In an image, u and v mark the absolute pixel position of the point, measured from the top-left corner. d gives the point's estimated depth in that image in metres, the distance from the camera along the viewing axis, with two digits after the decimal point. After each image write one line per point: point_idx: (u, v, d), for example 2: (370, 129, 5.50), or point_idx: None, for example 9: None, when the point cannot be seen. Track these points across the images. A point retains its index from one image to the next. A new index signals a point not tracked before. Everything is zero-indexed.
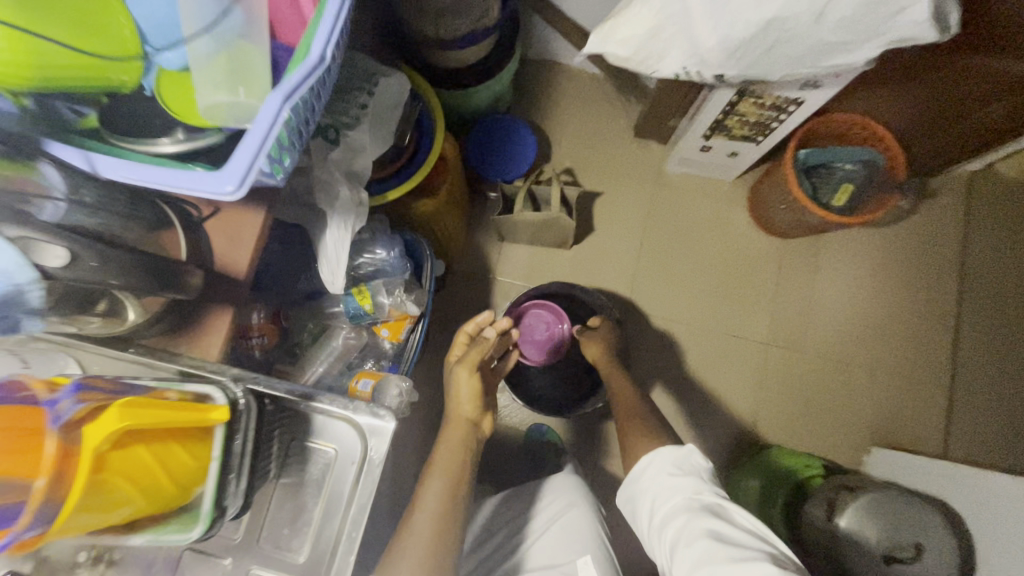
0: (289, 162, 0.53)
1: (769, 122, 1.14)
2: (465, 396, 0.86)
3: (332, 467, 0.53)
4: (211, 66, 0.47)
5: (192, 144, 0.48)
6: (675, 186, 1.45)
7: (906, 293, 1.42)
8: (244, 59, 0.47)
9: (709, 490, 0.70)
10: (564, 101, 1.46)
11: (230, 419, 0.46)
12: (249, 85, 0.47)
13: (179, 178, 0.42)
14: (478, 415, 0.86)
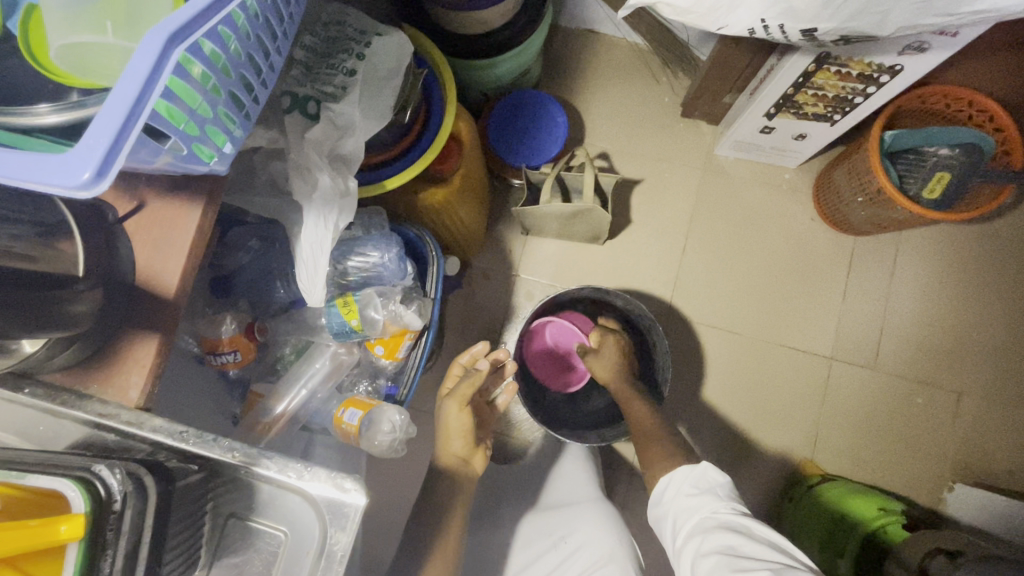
0: (224, 141, 0.38)
1: (852, 97, 0.94)
2: (453, 431, 0.76)
3: (281, 556, 0.39)
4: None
5: (76, 113, 0.33)
6: (727, 172, 1.25)
7: (1005, 301, 1.19)
8: None
9: (725, 504, 0.61)
10: (601, 74, 1.27)
11: (96, 527, 0.30)
12: (117, 18, 0.32)
13: (4, 159, 0.27)
14: (469, 451, 0.75)
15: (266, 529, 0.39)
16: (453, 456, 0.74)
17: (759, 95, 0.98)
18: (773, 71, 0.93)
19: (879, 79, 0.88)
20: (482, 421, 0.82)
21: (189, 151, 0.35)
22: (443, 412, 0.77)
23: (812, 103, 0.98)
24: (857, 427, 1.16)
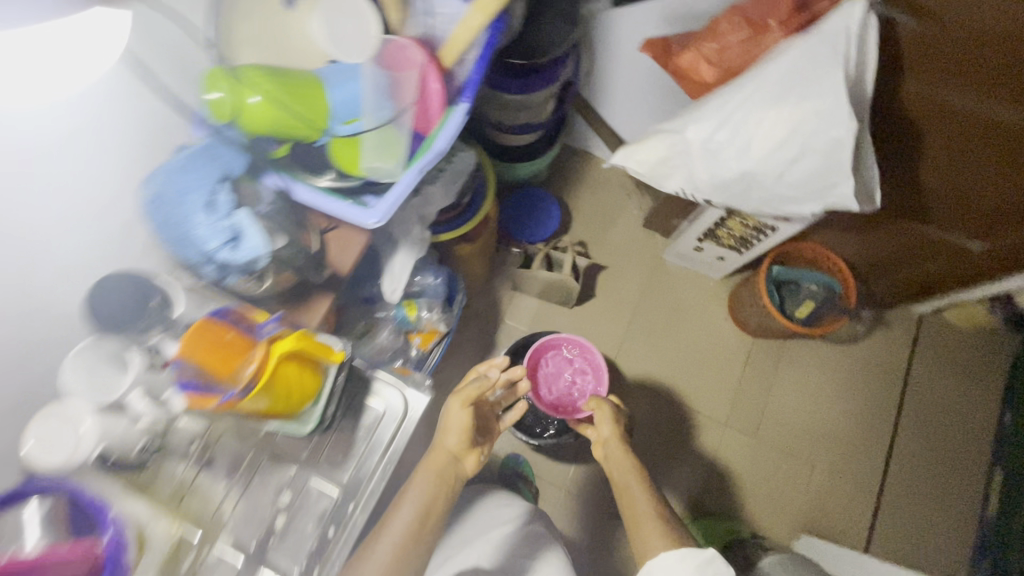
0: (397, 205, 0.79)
1: (750, 239, 1.40)
2: (453, 426, 0.86)
3: (380, 420, 0.75)
4: (369, 141, 0.72)
5: (341, 184, 0.72)
6: (667, 274, 1.70)
7: (853, 402, 1.62)
8: (391, 140, 0.73)
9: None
10: (589, 186, 1.74)
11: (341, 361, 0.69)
12: (390, 158, 0.72)
13: (341, 209, 0.71)
14: (462, 450, 0.86)
15: (364, 410, 0.76)
16: (445, 453, 0.85)
17: (692, 225, 1.44)
18: (700, 212, 1.39)
19: (765, 232, 1.34)
20: (480, 424, 0.93)
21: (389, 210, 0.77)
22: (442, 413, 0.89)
23: (726, 237, 1.44)
24: (729, 483, 1.52)
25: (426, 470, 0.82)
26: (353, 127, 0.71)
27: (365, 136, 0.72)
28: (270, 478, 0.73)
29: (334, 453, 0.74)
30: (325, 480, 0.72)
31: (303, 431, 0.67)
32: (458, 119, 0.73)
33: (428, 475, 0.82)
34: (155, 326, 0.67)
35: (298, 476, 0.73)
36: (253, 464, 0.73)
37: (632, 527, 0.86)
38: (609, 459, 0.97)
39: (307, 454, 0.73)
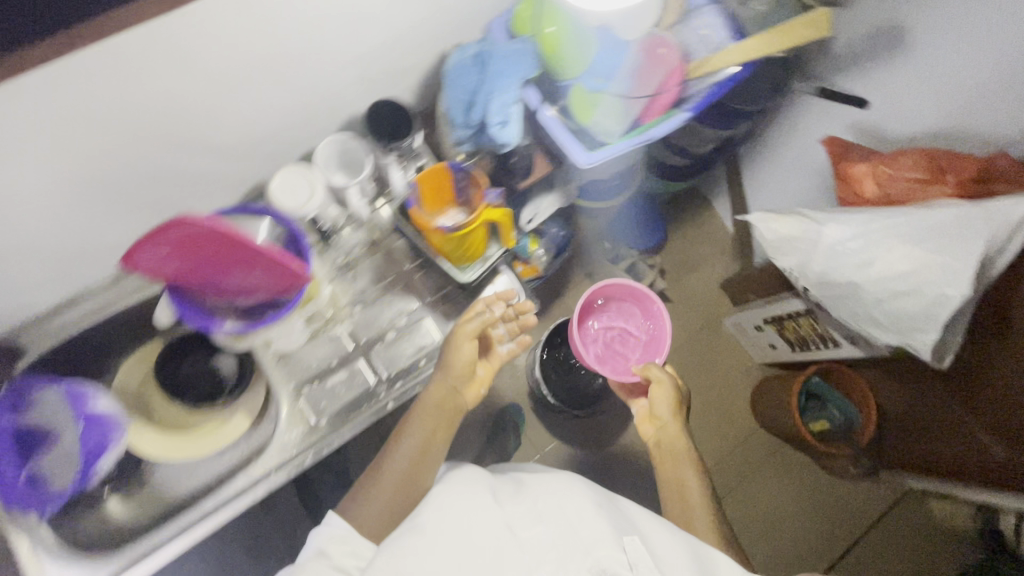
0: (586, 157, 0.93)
1: (810, 343, 1.48)
2: (459, 359, 0.79)
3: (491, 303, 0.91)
4: (602, 103, 0.84)
5: (564, 121, 0.86)
6: (716, 337, 1.82)
7: (811, 531, 1.66)
8: (619, 112, 0.84)
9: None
10: (694, 231, 1.85)
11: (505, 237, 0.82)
12: (611, 124, 0.84)
13: (564, 139, 0.86)
14: (463, 384, 0.81)
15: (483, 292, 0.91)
16: (445, 383, 0.80)
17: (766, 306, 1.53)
18: (779, 299, 1.48)
19: (827, 343, 1.42)
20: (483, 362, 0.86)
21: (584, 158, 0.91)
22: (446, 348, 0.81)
23: (789, 331, 1.52)
24: None
25: (429, 399, 0.79)
26: (597, 86, 0.84)
27: (601, 98, 0.84)
28: (389, 303, 0.91)
29: (446, 309, 0.91)
30: (431, 330, 0.90)
31: (460, 277, 0.82)
32: (682, 118, 0.85)
33: (423, 413, 0.78)
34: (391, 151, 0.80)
35: (417, 311, 0.90)
36: (386, 285, 0.91)
37: (690, 508, 0.77)
38: (660, 438, 0.87)
39: (430, 299, 0.91)
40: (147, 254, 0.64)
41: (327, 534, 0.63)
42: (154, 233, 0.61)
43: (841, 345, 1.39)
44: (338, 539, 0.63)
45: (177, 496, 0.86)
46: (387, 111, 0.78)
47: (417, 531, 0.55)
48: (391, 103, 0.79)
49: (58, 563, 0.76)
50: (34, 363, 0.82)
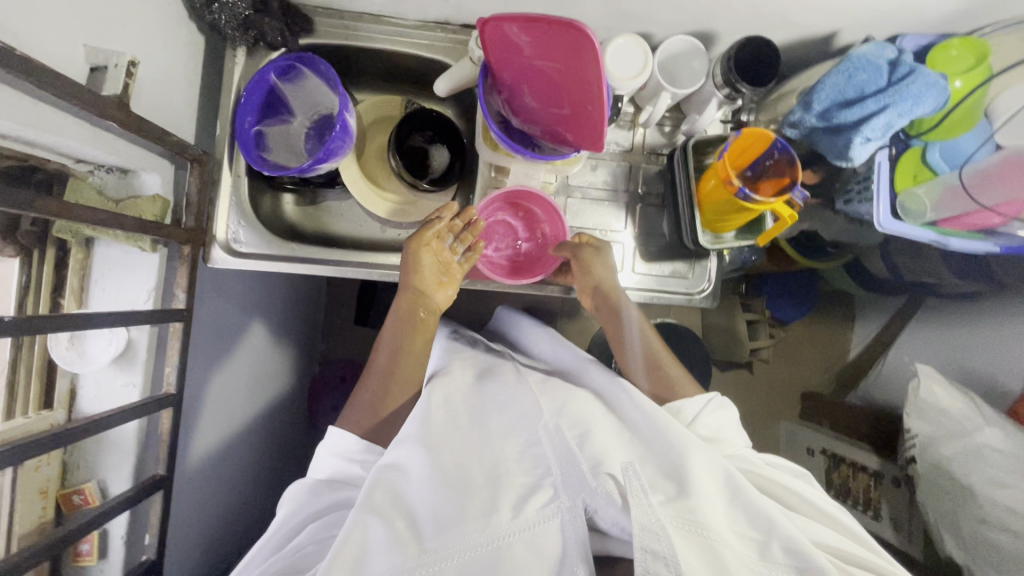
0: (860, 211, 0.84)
1: (850, 497, 1.44)
2: (429, 269, 0.80)
3: (680, 276, 0.89)
4: (933, 181, 0.77)
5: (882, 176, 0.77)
6: (767, 433, 1.71)
7: None
8: (938, 198, 0.78)
9: (783, 472, 0.73)
10: (822, 333, 1.68)
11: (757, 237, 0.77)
12: (923, 202, 0.79)
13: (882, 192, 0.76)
14: (436, 288, 0.82)
15: (689, 262, 0.89)
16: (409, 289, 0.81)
17: (840, 441, 1.49)
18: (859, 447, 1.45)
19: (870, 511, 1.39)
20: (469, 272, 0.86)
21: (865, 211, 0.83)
22: (409, 264, 0.80)
23: (839, 476, 1.47)
24: None
25: (399, 306, 0.81)
26: (942, 161, 0.76)
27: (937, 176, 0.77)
28: (607, 212, 0.88)
29: (640, 251, 0.89)
30: (625, 259, 0.88)
31: (688, 236, 0.78)
32: (990, 247, 0.78)
33: (395, 319, 0.81)
34: (726, 89, 0.74)
35: (620, 235, 0.88)
36: (607, 193, 0.88)
37: (650, 368, 0.86)
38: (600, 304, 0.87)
39: (633, 232, 0.88)
40: (499, 30, 0.63)
41: (333, 443, 0.72)
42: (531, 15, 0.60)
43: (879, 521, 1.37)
44: (346, 448, 0.71)
45: (332, 229, 0.91)
46: (759, 51, 0.72)
47: (406, 463, 0.63)
48: (770, 47, 0.71)
49: (241, 220, 0.81)
50: (311, 47, 0.84)
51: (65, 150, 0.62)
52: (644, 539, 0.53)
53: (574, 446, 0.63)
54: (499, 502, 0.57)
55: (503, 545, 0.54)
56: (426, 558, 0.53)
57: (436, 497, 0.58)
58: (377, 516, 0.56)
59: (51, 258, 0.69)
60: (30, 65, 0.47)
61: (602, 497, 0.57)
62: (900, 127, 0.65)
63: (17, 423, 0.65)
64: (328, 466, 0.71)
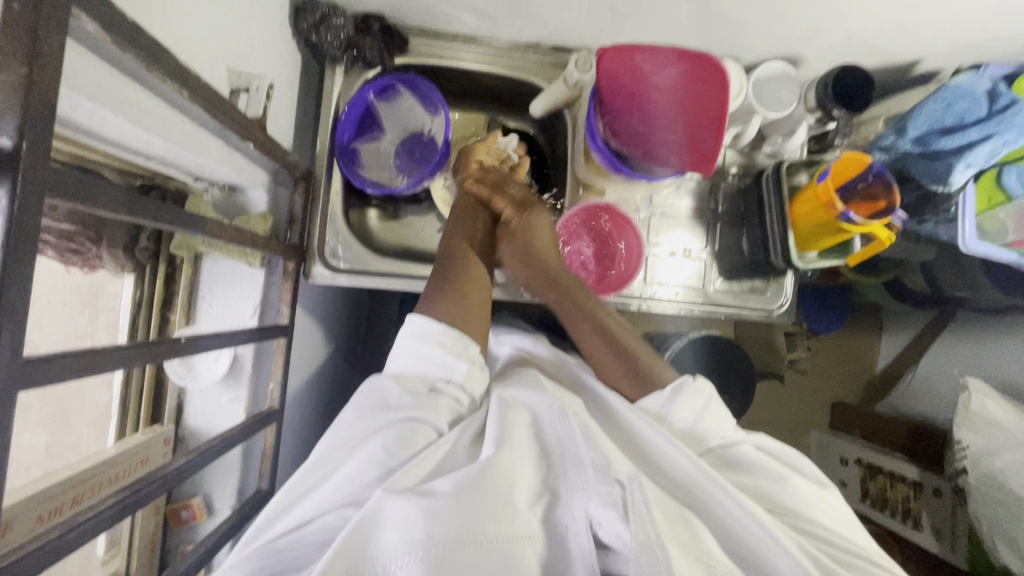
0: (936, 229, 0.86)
1: (889, 509, 1.36)
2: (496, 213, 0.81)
3: (757, 292, 0.91)
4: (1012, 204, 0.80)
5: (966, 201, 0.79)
6: (798, 442, 1.63)
7: None
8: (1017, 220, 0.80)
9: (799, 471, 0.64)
10: (848, 343, 1.62)
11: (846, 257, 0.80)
12: (1001, 224, 0.81)
13: (968, 217, 0.78)
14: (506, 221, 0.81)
15: (766, 279, 0.91)
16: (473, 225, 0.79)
17: (874, 452, 1.40)
18: (892, 458, 1.36)
19: (908, 520, 1.31)
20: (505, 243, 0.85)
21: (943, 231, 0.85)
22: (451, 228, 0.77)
23: (875, 487, 1.39)
24: None
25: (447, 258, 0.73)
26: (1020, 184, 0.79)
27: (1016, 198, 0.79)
28: (688, 230, 0.90)
29: (720, 269, 0.90)
30: (704, 276, 0.90)
31: (784, 256, 0.80)
32: None
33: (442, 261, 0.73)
34: (819, 112, 0.78)
35: (701, 253, 0.90)
36: (688, 211, 0.90)
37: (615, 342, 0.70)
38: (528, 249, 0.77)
39: (713, 250, 0.90)
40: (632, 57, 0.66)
41: (416, 335, 0.62)
42: (625, 46, 0.68)
43: (920, 531, 1.30)
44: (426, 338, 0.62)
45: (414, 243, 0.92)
46: (855, 78, 0.74)
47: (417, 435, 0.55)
48: (865, 77, 0.74)
49: (338, 236, 0.81)
50: (404, 66, 0.85)
51: (193, 169, 0.62)
52: (641, 560, 0.46)
53: (579, 437, 0.56)
54: (512, 499, 0.50)
55: (515, 545, 0.47)
56: (433, 554, 0.45)
57: (445, 481, 0.51)
58: (399, 495, 0.49)
59: (163, 273, 0.70)
60: (211, 92, 0.47)
61: (603, 504, 0.50)
62: (1002, 155, 0.69)
63: (134, 441, 0.65)
64: (405, 360, 0.62)
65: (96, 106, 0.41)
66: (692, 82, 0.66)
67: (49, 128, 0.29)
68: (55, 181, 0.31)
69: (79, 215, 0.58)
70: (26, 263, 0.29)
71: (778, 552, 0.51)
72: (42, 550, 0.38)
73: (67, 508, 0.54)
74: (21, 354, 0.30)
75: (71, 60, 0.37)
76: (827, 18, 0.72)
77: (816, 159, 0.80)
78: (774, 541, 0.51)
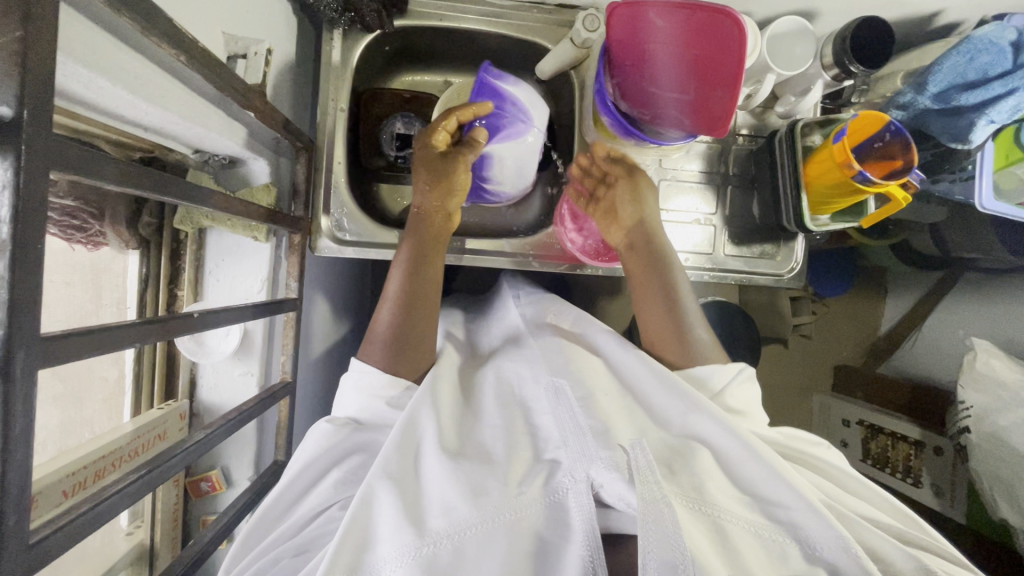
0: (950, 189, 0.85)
1: (889, 467, 1.38)
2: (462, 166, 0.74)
3: (766, 256, 0.90)
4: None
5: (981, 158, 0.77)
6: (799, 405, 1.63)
7: None
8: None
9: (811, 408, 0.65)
10: (857, 306, 1.61)
11: (860, 222, 0.80)
12: (1016, 181, 0.79)
13: (983, 175, 0.76)
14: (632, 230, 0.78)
15: (777, 243, 0.90)
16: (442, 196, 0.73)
17: (875, 412, 1.41)
18: (894, 417, 1.37)
19: (907, 477, 1.33)
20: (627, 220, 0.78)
21: (957, 190, 0.83)
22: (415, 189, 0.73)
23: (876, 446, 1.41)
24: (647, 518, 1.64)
25: (415, 232, 0.72)
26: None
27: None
28: (698, 195, 0.88)
29: (731, 233, 0.89)
30: (714, 241, 0.89)
31: (797, 222, 0.79)
32: None
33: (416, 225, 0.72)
34: (835, 70, 0.75)
35: (712, 217, 0.88)
36: (699, 175, 0.88)
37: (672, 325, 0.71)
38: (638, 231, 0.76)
39: (724, 214, 0.89)
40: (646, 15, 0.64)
41: (360, 379, 0.64)
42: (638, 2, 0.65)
43: (919, 488, 1.32)
44: (370, 387, 0.63)
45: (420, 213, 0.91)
46: (874, 31, 0.72)
47: (412, 426, 0.56)
48: (885, 27, 0.72)
49: (343, 208, 0.79)
50: (404, 28, 0.82)
51: (193, 140, 0.60)
52: (647, 516, 0.46)
53: (574, 406, 0.57)
54: (505, 475, 0.52)
55: (515, 521, 0.49)
56: (427, 541, 0.48)
57: (440, 473, 0.52)
58: (391, 486, 0.52)
59: (168, 248, 0.69)
60: (209, 58, 0.45)
61: (605, 468, 0.50)
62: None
63: (153, 416, 0.65)
64: (354, 403, 0.64)
65: (88, 72, 0.39)
66: (703, 38, 0.63)
67: (50, 95, 0.28)
68: (56, 153, 0.30)
69: (80, 190, 0.57)
70: (37, 239, 0.28)
71: (799, 505, 0.51)
72: (79, 521, 0.38)
73: (90, 482, 0.55)
74: (39, 331, 0.29)
75: (61, 23, 0.35)
76: None
77: (831, 119, 0.78)
78: (797, 496, 0.51)
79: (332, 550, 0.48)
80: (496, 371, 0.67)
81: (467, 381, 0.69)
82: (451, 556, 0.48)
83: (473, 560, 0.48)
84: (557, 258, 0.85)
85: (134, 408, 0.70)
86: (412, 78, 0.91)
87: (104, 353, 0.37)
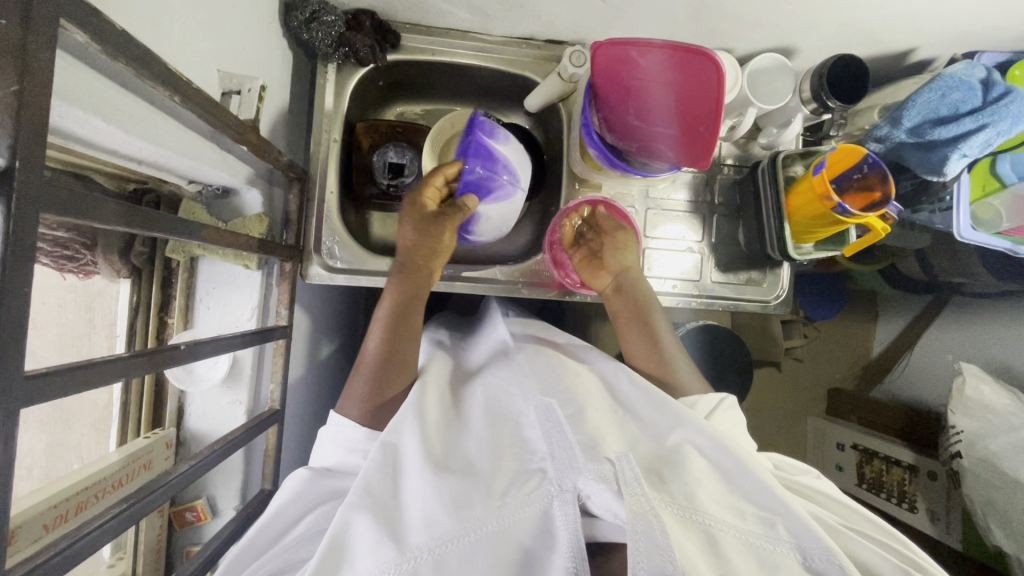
0: (929, 217, 0.87)
1: (883, 492, 1.36)
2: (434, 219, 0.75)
3: (753, 283, 0.91)
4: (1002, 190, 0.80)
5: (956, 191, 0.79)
6: (793, 429, 1.61)
7: None
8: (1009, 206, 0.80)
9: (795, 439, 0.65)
10: (847, 331, 1.61)
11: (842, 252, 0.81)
12: (992, 211, 0.81)
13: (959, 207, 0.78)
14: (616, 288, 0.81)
15: (762, 270, 0.92)
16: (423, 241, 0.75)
17: (869, 437, 1.40)
18: (887, 442, 1.36)
19: (903, 503, 1.32)
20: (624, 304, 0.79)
21: (936, 218, 0.86)
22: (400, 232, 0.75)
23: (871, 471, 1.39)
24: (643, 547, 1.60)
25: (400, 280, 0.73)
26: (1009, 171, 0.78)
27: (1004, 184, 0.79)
28: (684, 223, 0.90)
29: (718, 261, 0.90)
30: (701, 269, 0.90)
31: (781, 251, 0.80)
32: None
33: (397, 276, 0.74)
34: (813, 104, 0.77)
35: (700, 245, 0.90)
36: (687, 204, 0.89)
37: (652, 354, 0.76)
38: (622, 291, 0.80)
39: (711, 241, 0.90)
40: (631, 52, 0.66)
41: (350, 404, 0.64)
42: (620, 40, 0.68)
43: (915, 513, 1.31)
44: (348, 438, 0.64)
45: None
46: (848, 68, 0.75)
47: (393, 448, 0.57)
48: (860, 65, 0.74)
49: (334, 236, 0.81)
50: (396, 63, 0.84)
51: (187, 173, 0.62)
52: (636, 527, 0.46)
53: (562, 423, 0.56)
54: (489, 488, 0.52)
55: (500, 534, 0.49)
56: (408, 556, 0.47)
57: (422, 490, 0.52)
58: (370, 510, 0.51)
59: (159, 277, 0.70)
60: (202, 97, 0.46)
61: (593, 480, 0.50)
62: (996, 145, 0.69)
63: (140, 444, 0.65)
64: (332, 455, 0.64)
65: (83, 113, 0.40)
66: (685, 77, 0.66)
67: (42, 143, 0.29)
68: (47, 196, 0.31)
69: (73, 221, 0.58)
70: (22, 282, 0.29)
71: (787, 512, 0.51)
72: (60, 556, 0.38)
73: (72, 514, 0.55)
74: (22, 368, 0.30)
75: (58, 68, 0.37)
76: (823, 10, 0.71)
77: (811, 150, 0.80)
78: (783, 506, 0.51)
79: (311, 567, 0.48)
80: (485, 388, 0.67)
81: (456, 397, 0.68)
82: (430, 570, 0.47)
83: (455, 571, 0.47)
84: (548, 288, 0.87)
85: (121, 436, 0.70)
86: (404, 110, 0.93)
87: (93, 388, 0.37)
